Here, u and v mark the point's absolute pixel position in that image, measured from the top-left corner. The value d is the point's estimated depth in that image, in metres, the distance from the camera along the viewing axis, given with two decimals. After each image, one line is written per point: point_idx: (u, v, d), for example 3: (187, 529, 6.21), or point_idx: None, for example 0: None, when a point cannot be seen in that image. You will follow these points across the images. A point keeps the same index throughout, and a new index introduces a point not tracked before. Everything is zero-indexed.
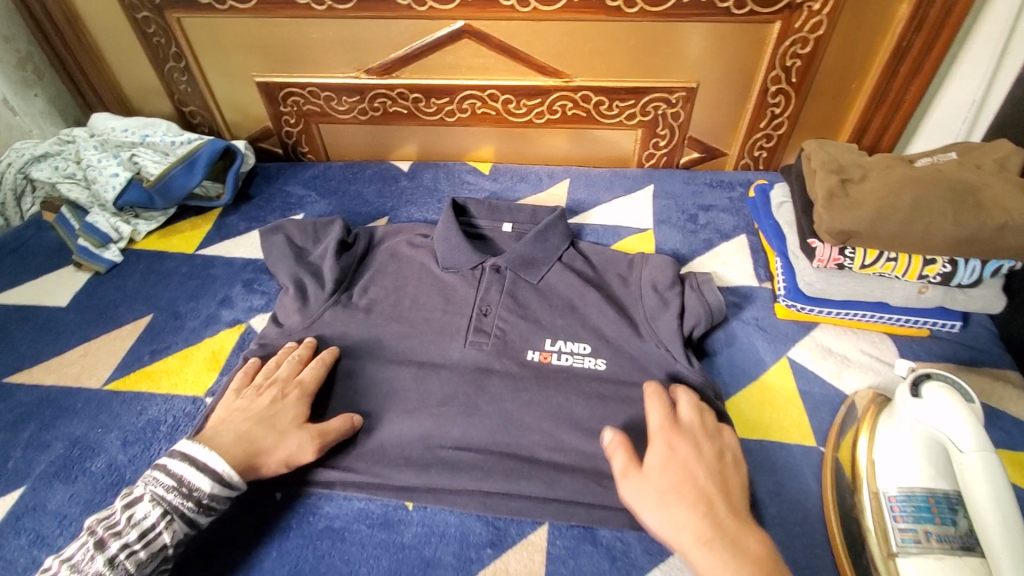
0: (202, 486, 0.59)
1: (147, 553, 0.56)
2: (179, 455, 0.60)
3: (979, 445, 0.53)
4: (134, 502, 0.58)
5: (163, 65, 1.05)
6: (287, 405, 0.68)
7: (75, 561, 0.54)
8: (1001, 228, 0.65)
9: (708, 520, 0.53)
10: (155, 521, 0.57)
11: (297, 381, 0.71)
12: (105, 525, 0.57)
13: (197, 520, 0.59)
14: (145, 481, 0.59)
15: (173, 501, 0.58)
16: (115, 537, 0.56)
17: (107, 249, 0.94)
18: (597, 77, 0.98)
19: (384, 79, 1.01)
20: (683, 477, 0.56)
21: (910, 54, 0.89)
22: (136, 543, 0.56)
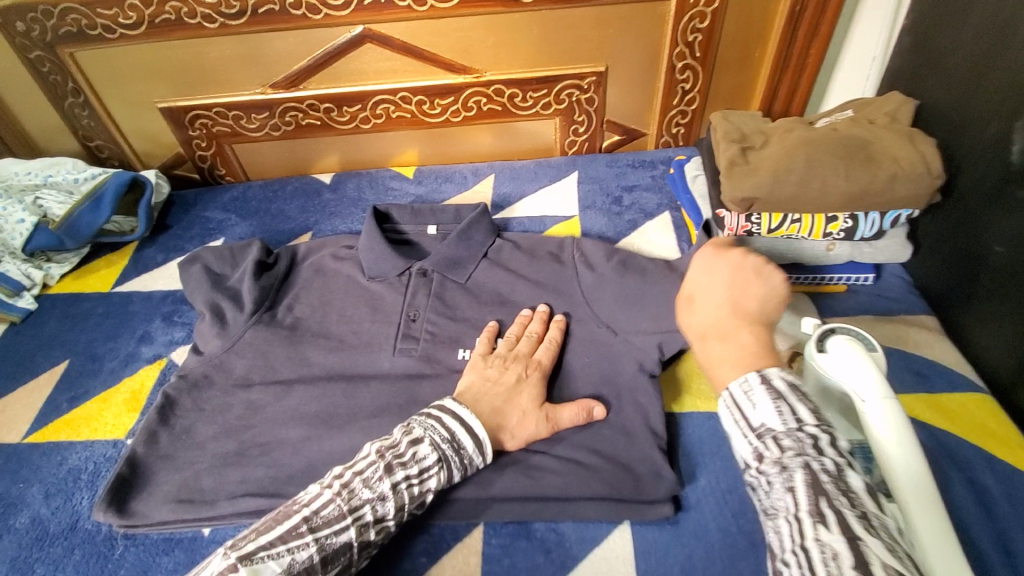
0: (469, 443, 0.60)
1: (418, 492, 0.57)
2: (457, 411, 0.61)
3: (883, 392, 0.54)
4: (418, 440, 0.58)
5: (62, 102, 1.00)
6: (530, 386, 0.67)
7: (361, 479, 0.55)
8: (891, 178, 0.67)
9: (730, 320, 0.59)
10: (432, 466, 0.57)
11: (537, 361, 0.70)
12: (398, 451, 0.57)
13: (456, 475, 0.60)
14: (425, 424, 0.59)
15: (447, 448, 0.59)
16: (401, 466, 0.56)
17: (21, 297, 0.90)
18: (506, 70, 0.97)
19: (292, 92, 0.98)
20: (716, 287, 0.62)
21: (805, 18, 0.91)
22: (414, 480, 0.57)
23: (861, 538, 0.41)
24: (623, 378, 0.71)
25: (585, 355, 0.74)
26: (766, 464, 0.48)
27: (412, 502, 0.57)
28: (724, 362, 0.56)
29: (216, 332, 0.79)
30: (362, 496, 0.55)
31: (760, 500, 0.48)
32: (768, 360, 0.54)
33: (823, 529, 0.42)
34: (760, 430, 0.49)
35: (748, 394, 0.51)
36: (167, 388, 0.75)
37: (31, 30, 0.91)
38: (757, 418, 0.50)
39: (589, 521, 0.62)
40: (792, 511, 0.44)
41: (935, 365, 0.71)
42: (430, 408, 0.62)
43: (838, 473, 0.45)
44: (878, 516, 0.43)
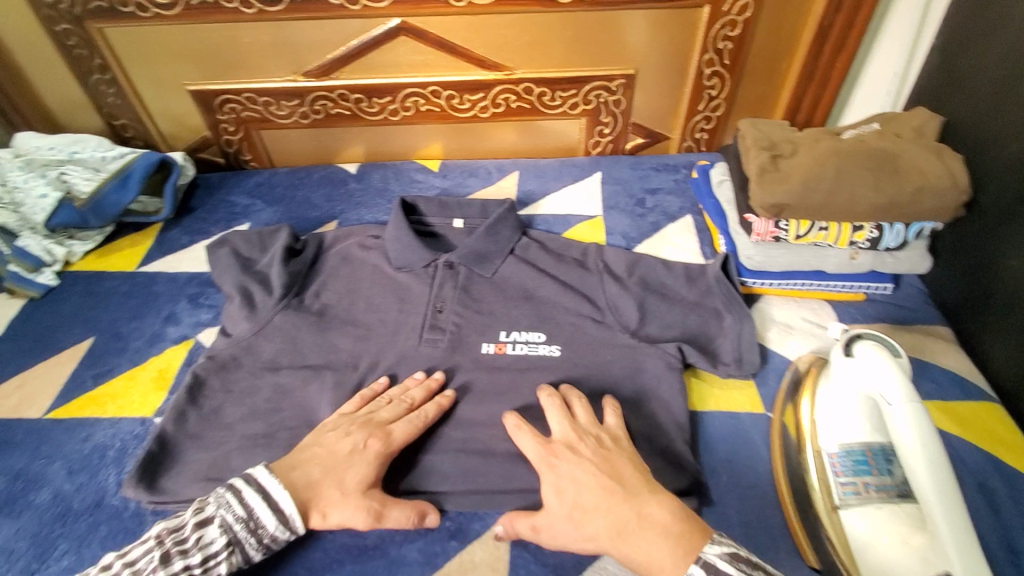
0: (268, 523, 0.57)
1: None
2: (260, 483, 0.58)
3: (908, 397, 0.56)
4: (206, 522, 0.55)
5: (89, 79, 1.00)
6: (360, 462, 0.62)
7: (134, 566, 0.52)
8: (918, 191, 0.69)
9: (621, 500, 0.56)
10: (219, 550, 0.55)
11: (386, 432, 0.64)
12: (185, 537, 0.54)
13: (253, 555, 0.57)
14: (219, 502, 0.56)
15: (239, 530, 0.56)
16: (183, 553, 0.53)
17: (41, 273, 0.90)
18: (537, 69, 0.99)
19: (323, 80, 0.99)
20: (569, 479, 0.58)
21: (833, 32, 0.93)
22: (197, 566, 0.53)
23: None
24: (650, 376, 0.72)
25: (612, 351, 0.75)
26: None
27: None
28: (654, 561, 0.52)
29: (246, 316, 0.80)
30: None
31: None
32: (700, 534, 0.53)
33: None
34: None
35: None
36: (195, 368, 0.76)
37: (61, 3, 0.91)
38: None
39: None
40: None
41: (951, 374, 0.73)
42: (226, 483, 0.58)
43: None
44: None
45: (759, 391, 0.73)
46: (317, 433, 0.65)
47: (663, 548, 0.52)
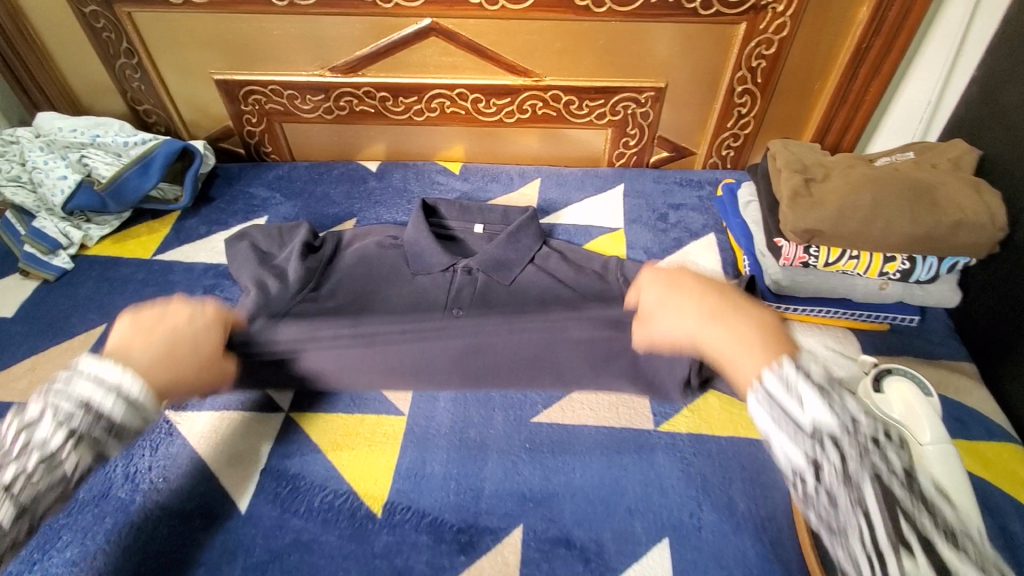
0: (109, 403, 0.49)
1: (44, 474, 0.46)
2: (93, 369, 0.51)
3: (938, 438, 0.54)
4: (31, 423, 0.47)
5: (114, 62, 0.99)
6: (203, 329, 0.63)
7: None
8: (956, 225, 0.68)
9: (714, 296, 0.56)
10: (61, 449, 0.47)
11: (217, 306, 0.68)
12: (11, 444, 0.46)
13: (107, 449, 0.50)
14: (46, 396, 0.49)
15: (76, 421, 0.48)
16: (5, 463, 0.46)
17: (57, 256, 0.89)
18: (566, 77, 0.97)
19: (350, 77, 0.98)
20: (674, 285, 0.59)
21: (869, 57, 0.92)
22: (36, 467, 0.46)
23: (945, 557, 0.36)
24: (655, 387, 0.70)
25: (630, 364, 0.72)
26: (827, 476, 0.41)
27: (44, 497, 0.47)
28: (740, 348, 0.50)
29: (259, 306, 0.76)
30: None
31: (821, 517, 0.42)
32: (789, 344, 0.49)
33: (905, 557, 0.37)
34: (812, 430, 0.42)
35: (788, 387, 0.44)
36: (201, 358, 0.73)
37: None
38: (805, 417, 0.43)
39: (629, 533, 0.61)
40: (866, 536, 0.39)
41: (977, 413, 0.71)
42: (51, 380, 0.50)
43: (910, 478, 0.40)
44: (964, 530, 0.38)
45: None
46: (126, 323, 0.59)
47: (754, 337, 0.50)
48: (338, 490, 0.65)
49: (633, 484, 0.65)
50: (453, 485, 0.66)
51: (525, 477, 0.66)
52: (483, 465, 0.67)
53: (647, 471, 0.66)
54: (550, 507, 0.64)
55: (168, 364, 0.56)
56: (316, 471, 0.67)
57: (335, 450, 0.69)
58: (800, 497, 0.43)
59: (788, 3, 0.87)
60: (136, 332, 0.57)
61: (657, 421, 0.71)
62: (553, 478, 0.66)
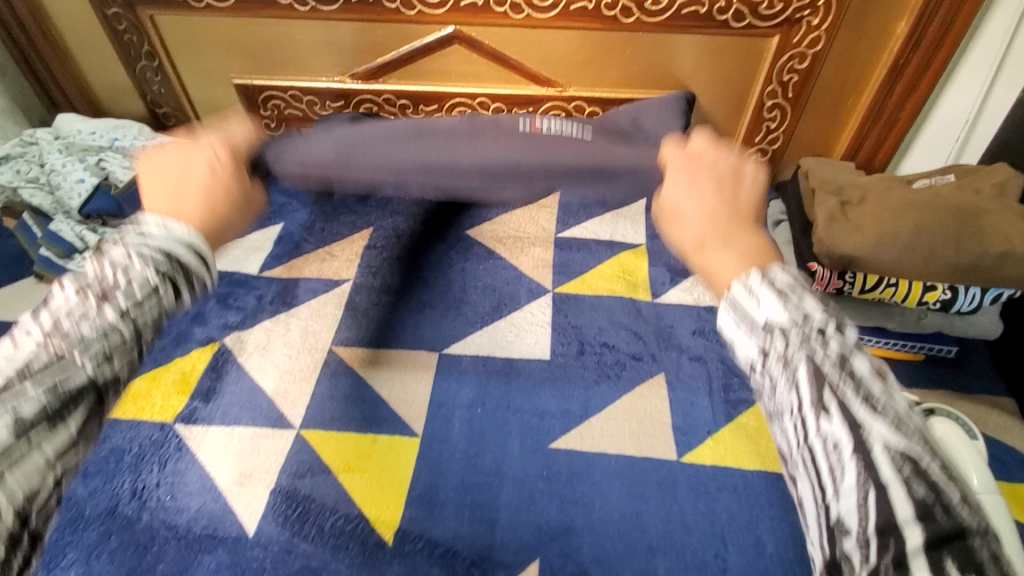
0: (182, 230, 0.52)
1: (147, 289, 0.48)
2: (169, 220, 0.52)
3: (986, 486, 0.49)
4: (120, 262, 0.48)
5: (135, 64, 0.99)
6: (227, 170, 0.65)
7: (67, 316, 0.45)
8: (1002, 256, 0.65)
9: (726, 211, 0.50)
10: (145, 277, 0.48)
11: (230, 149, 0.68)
12: (110, 278, 0.47)
13: (199, 277, 0.52)
14: (126, 241, 0.50)
15: (162, 263, 0.50)
16: (112, 290, 0.47)
17: (72, 260, 0.88)
18: (591, 88, 0.95)
19: (370, 84, 0.97)
20: (695, 178, 0.53)
21: (906, 73, 0.88)
22: (129, 303, 0.47)
23: (864, 424, 0.35)
24: None
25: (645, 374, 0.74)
26: (772, 359, 0.39)
27: (147, 322, 0.48)
28: (732, 267, 0.45)
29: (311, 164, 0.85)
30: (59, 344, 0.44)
31: (766, 402, 0.40)
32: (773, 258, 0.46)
33: (823, 419, 0.36)
34: (767, 324, 0.39)
35: (748, 291, 0.41)
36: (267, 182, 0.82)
37: None
38: (761, 314, 0.40)
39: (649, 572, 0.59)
40: (795, 408, 0.37)
41: (1019, 454, 0.68)
42: (125, 232, 0.51)
43: (850, 361, 0.37)
44: (897, 408, 0.35)
45: None
46: (150, 179, 0.60)
47: (738, 263, 0.45)
48: (348, 515, 0.63)
49: (656, 520, 0.63)
50: (468, 513, 0.63)
51: (542, 507, 0.64)
52: (498, 493, 0.65)
53: (669, 506, 0.64)
54: (568, 542, 0.61)
55: (213, 202, 0.59)
56: (326, 493, 0.65)
57: (346, 471, 0.67)
58: (755, 388, 0.41)
59: (823, 16, 0.84)
60: (169, 189, 0.57)
61: (680, 452, 0.68)
62: (572, 510, 0.64)
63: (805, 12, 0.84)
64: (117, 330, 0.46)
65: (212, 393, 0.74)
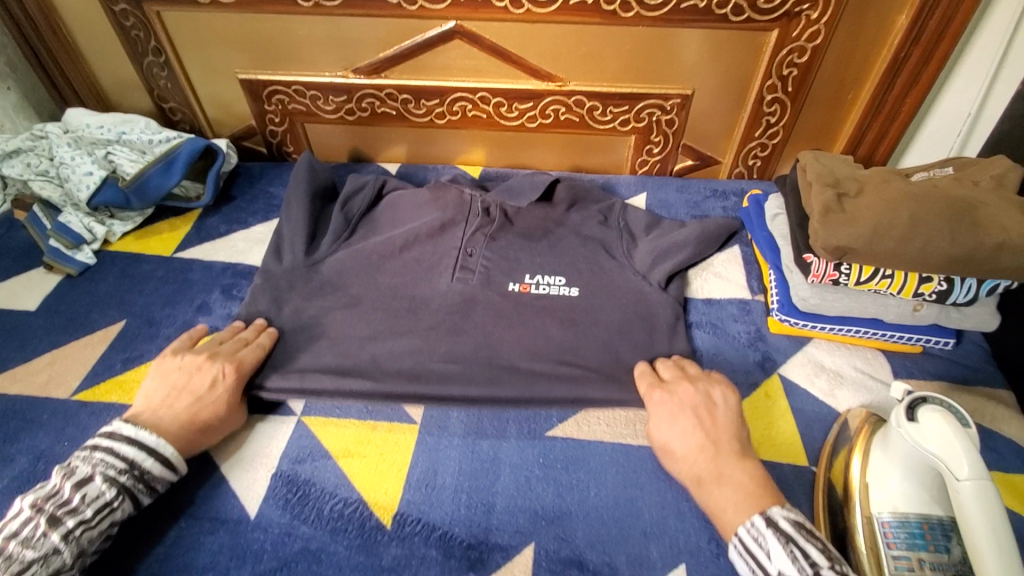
0: (155, 466, 0.60)
1: (100, 528, 0.56)
2: (129, 435, 0.61)
3: (975, 473, 0.50)
4: (86, 482, 0.57)
5: (142, 60, 1.00)
6: (222, 386, 0.67)
7: (19, 541, 0.53)
8: (998, 248, 0.64)
9: (711, 441, 0.61)
10: (108, 503, 0.57)
11: (237, 359, 0.70)
12: (67, 497, 0.56)
13: (145, 500, 0.60)
14: (91, 461, 0.58)
15: (125, 478, 0.58)
16: (73, 508, 0.55)
17: (80, 251, 0.90)
18: (591, 82, 0.96)
19: (372, 79, 0.98)
20: (676, 417, 0.64)
21: (907, 67, 0.88)
22: (92, 518, 0.56)
23: None
24: None
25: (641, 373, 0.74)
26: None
27: (94, 539, 0.56)
28: (726, 510, 0.57)
29: (307, 257, 0.85)
30: (21, 558, 0.52)
31: None
32: (769, 498, 0.57)
33: None
34: None
35: (759, 542, 0.54)
36: (270, 266, 0.84)
37: None
38: (772, 565, 0.53)
39: (643, 556, 0.60)
40: None
41: (1014, 444, 0.68)
42: (84, 451, 0.59)
43: None
44: None
45: (803, 441, 0.68)
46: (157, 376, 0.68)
47: (738, 500, 0.57)
48: (347, 499, 0.64)
49: (650, 507, 0.63)
50: (465, 498, 0.65)
51: (537, 493, 0.65)
52: (495, 478, 0.66)
53: (664, 493, 0.64)
54: (563, 527, 0.62)
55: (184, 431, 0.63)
56: (326, 478, 0.66)
57: (346, 458, 0.68)
58: None
59: (823, 10, 0.84)
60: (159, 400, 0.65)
61: None
62: (567, 496, 0.65)
63: (805, 6, 0.84)
64: (61, 554, 0.53)
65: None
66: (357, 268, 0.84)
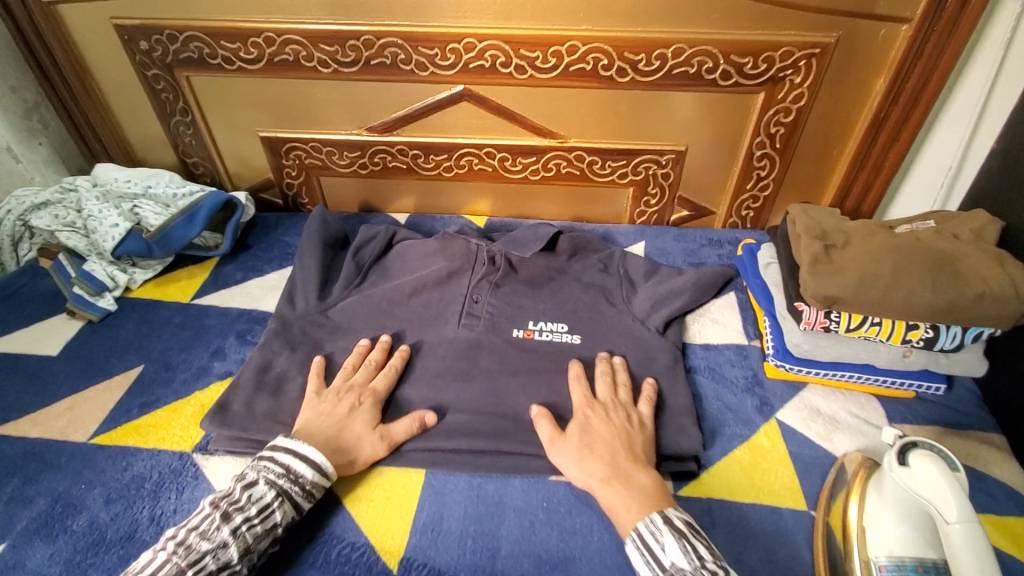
0: (307, 471, 0.64)
1: (264, 528, 0.60)
2: (288, 446, 0.66)
3: (963, 516, 0.52)
4: (252, 483, 0.62)
5: (170, 119, 1.07)
6: (363, 411, 0.73)
7: (197, 534, 0.58)
8: (979, 297, 0.68)
9: (609, 464, 0.66)
10: (271, 502, 0.61)
11: (372, 388, 0.76)
12: (235, 497, 0.61)
13: (302, 505, 0.64)
14: (258, 467, 0.64)
15: (284, 482, 0.63)
16: (242, 505, 0.60)
17: (102, 297, 0.94)
18: (590, 139, 1.02)
19: (385, 136, 1.04)
20: (588, 442, 0.68)
21: (887, 126, 0.94)
22: (255, 515, 0.60)
23: None
24: None
25: None
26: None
27: (255, 541, 0.59)
28: (622, 505, 0.62)
29: (319, 304, 0.89)
30: (199, 548, 0.57)
31: None
32: (663, 501, 0.62)
33: None
34: (668, 568, 0.57)
35: (656, 537, 0.58)
36: (284, 312, 0.87)
37: (154, 50, 0.98)
38: (666, 558, 0.57)
39: None
40: None
41: (1009, 489, 0.69)
42: (256, 460, 0.66)
43: None
44: None
45: (802, 486, 0.70)
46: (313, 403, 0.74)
47: (631, 509, 0.61)
48: (355, 543, 0.66)
49: None
50: (470, 543, 0.66)
51: (542, 538, 0.66)
52: (500, 522, 0.68)
53: None
54: (567, 572, 0.63)
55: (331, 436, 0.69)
56: (335, 522, 0.67)
57: (355, 502, 0.69)
58: None
59: (805, 75, 0.91)
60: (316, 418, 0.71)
61: (678, 485, 0.70)
62: (571, 540, 0.66)
63: (788, 71, 0.91)
64: (228, 549, 0.57)
65: (218, 415, 0.75)
66: (370, 313, 0.88)
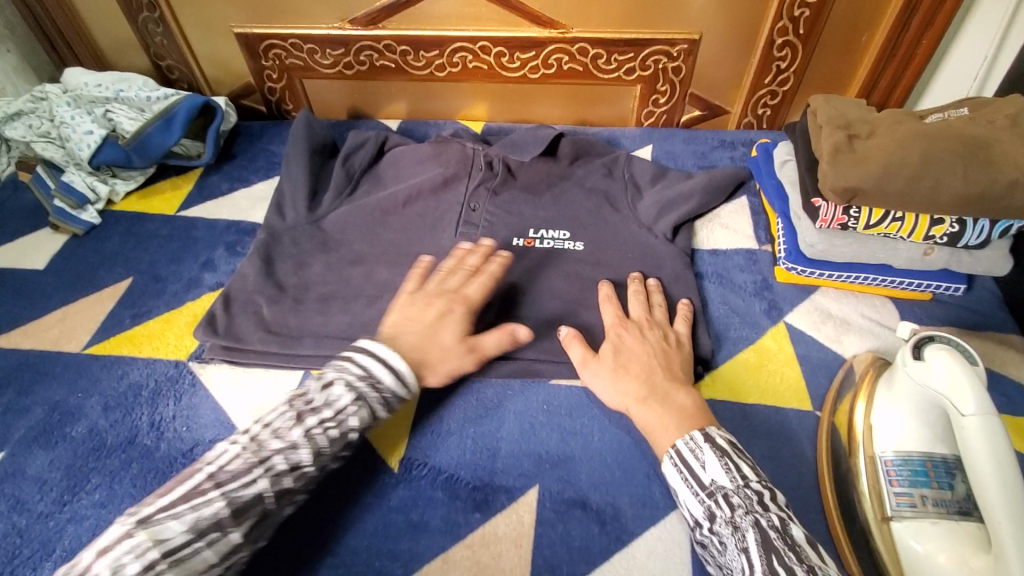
0: (387, 376, 0.58)
1: (339, 433, 0.55)
2: (372, 350, 0.59)
3: (982, 408, 0.50)
4: (330, 384, 0.56)
5: (137, 16, 0.99)
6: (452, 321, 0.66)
7: (271, 431, 0.54)
8: (1012, 185, 0.62)
9: (646, 383, 0.61)
10: (348, 405, 0.56)
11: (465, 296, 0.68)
12: (310, 399, 0.56)
13: (381, 412, 0.58)
14: (336, 368, 0.58)
15: (363, 386, 0.57)
16: (316, 407, 0.55)
17: (85, 210, 0.90)
18: (594, 29, 0.93)
19: (370, 30, 0.96)
20: (621, 368, 0.64)
21: (923, 5, 0.84)
22: (331, 420, 0.55)
23: None
24: None
25: None
26: (718, 524, 0.50)
27: (331, 445, 0.55)
28: (660, 424, 0.58)
29: (308, 215, 0.84)
30: (271, 447, 0.53)
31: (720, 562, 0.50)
32: (706, 420, 0.58)
33: None
34: (710, 487, 0.52)
35: (696, 454, 0.54)
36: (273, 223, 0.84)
37: None
38: (706, 476, 0.53)
39: (646, 499, 0.61)
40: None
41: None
42: (332, 361, 0.59)
43: (784, 528, 0.48)
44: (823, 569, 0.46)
45: (808, 387, 0.68)
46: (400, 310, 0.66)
47: (664, 422, 0.58)
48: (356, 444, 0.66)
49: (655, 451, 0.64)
50: (470, 443, 0.65)
51: (542, 438, 0.66)
52: (500, 425, 0.67)
53: None
54: (566, 470, 0.63)
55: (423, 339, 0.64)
56: None
57: None
58: (698, 540, 0.53)
59: None
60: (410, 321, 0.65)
61: None
62: (572, 441, 0.65)
63: None
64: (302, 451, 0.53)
65: (211, 324, 0.73)
66: (362, 222, 0.84)
